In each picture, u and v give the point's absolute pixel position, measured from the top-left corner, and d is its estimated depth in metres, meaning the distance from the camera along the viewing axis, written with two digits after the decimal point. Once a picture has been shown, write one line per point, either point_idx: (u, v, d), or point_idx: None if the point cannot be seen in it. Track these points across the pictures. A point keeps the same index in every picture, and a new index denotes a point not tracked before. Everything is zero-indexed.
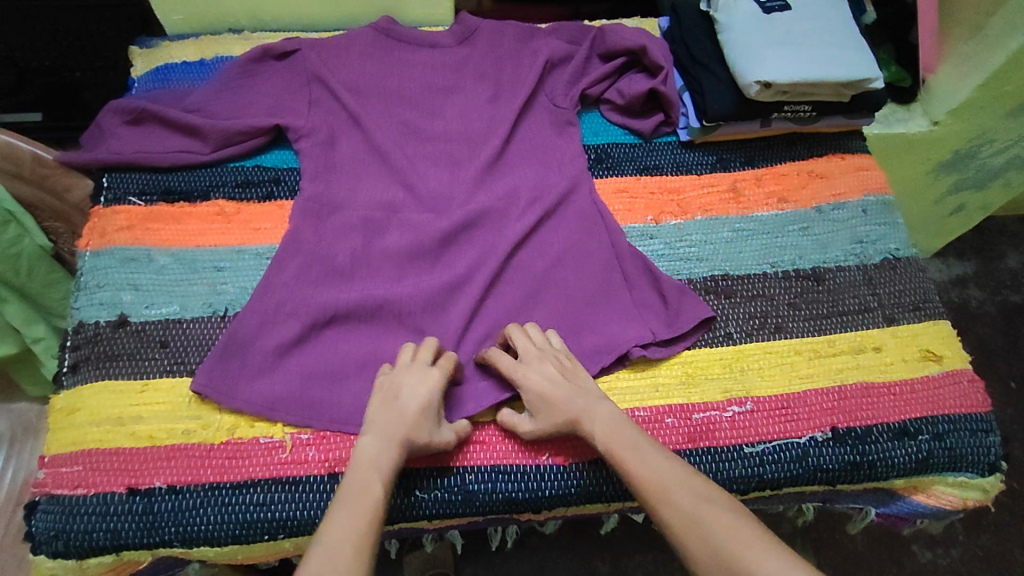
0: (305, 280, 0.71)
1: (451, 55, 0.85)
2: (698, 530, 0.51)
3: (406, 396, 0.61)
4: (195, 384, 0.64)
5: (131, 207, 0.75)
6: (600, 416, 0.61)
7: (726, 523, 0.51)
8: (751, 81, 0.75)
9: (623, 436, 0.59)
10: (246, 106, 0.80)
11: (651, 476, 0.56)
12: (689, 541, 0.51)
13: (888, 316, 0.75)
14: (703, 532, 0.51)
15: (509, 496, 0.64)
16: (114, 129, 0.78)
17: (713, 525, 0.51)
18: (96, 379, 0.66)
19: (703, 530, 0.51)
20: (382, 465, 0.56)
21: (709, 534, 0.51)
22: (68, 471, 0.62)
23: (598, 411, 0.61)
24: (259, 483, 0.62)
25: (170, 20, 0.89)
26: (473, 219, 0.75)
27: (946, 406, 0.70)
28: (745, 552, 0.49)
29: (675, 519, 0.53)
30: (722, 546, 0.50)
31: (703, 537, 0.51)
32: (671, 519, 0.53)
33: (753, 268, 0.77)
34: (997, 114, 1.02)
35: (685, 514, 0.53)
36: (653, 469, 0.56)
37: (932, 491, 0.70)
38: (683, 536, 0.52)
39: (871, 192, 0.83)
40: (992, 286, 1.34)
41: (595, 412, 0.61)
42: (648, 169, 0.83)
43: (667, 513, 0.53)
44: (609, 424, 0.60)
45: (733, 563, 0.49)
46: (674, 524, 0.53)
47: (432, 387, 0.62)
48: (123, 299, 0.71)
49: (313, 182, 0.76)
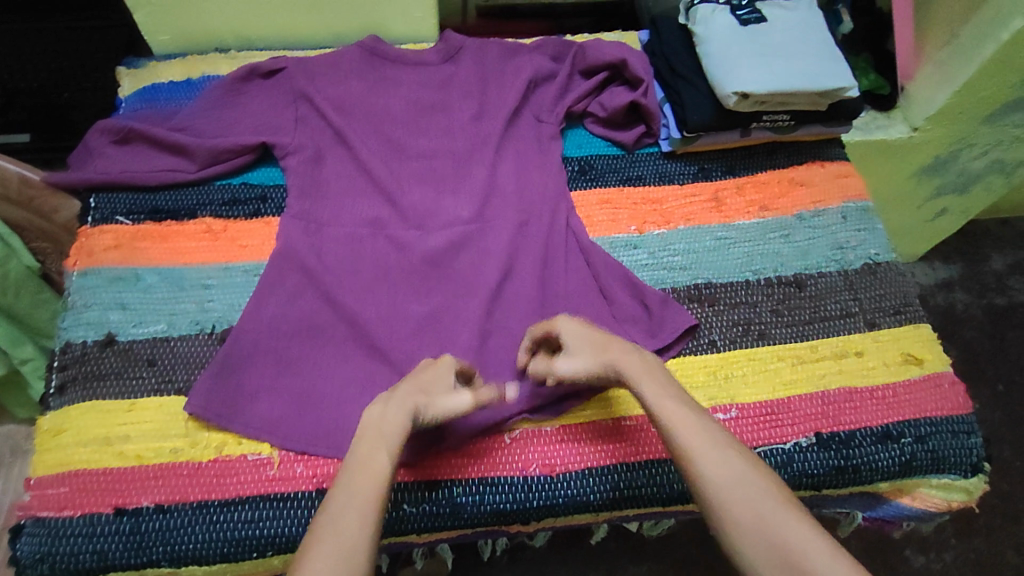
0: (293, 296, 0.72)
1: (435, 72, 0.87)
2: (741, 494, 0.52)
3: (420, 371, 0.63)
4: (190, 406, 0.65)
5: (119, 226, 0.76)
6: (654, 375, 0.61)
7: (767, 490, 0.52)
8: (729, 92, 0.77)
9: (673, 394, 0.59)
10: (232, 125, 0.81)
11: (701, 434, 0.55)
12: (728, 504, 0.51)
13: (869, 320, 0.76)
14: (746, 497, 0.52)
15: (498, 508, 0.64)
16: (102, 149, 0.79)
17: (756, 494, 0.52)
18: (83, 400, 0.66)
19: (746, 497, 0.51)
20: (397, 429, 0.56)
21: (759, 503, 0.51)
22: (54, 492, 0.62)
23: (653, 371, 0.61)
24: (247, 500, 0.62)
25: (157, 40, 0.90)
26: (459, 233, 0.76)
27: (928, 409, 0.71)
28: (786, 522, 0.50)
29: (725, 481, 0.53)
30: (764, 512, 0.51)
31: (746, 504, 0.51)
32: (712, 479, 0.53)
33: (735, 276, 0.78)
34: (974, 120, 1.04)
35: (729, 475, 0.53)
36: (702, 430, 0.56)
37: (917, 494, 0.71)
38: (722, 497, 0.52)
39: (850, 198, 0.84)
40: (978, 289, 1.36)
41: (649, 371, 0.61)
42: (630, 180, 0.84)
43: (708, 473, 0.53)
44: (656, 379, 0.60)
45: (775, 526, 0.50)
46: (716, 485, 0.52)
47: (435, 367, 0.63)
48: (110, 318, 0.71)
49: (300, 200, 0.77)
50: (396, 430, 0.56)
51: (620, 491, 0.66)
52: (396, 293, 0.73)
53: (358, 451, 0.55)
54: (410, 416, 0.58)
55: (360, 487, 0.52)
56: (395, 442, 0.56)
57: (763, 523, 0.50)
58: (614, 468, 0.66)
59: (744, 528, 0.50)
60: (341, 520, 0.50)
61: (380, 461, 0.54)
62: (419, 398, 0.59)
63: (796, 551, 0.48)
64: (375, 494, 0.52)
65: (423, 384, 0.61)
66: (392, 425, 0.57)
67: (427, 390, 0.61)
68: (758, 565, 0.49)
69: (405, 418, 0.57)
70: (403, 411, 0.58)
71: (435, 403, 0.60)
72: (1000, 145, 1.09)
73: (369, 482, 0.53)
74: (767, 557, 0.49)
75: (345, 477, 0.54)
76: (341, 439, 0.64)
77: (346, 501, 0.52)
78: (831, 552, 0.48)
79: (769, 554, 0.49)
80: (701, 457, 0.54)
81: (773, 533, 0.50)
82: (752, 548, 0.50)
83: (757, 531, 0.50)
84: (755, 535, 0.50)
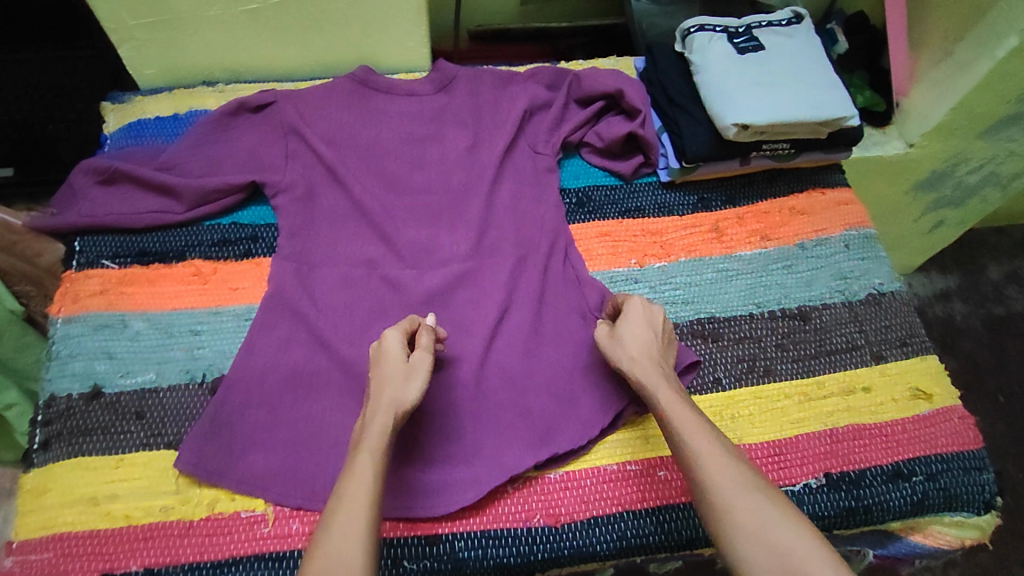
0: (286, 342, 0.70)
1: (429, 103, 0.85)
2: (747, 501, 0.50)
3: (374, 370, 0.60)
4: (181, 463, 0.63)
5: (105, 270, 0.74)
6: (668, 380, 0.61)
7: (770, 500, 0.50)
8: (729, 124, 0.75)
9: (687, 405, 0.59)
10: (220, 162, 0.79)
11: (709, 439, 0.55)
12: (733, 507, 0.50)
13: (875, 353, 0.75)
14: (749, 504, 0.50)
15: (500, 562, 0.62)
16: (86, 190, 0.77)
17: (762, 501, 0.50)
18: (68, 456, 0.64)
19: (751, 502, 0.50)
20: (376, 431, 0.55)
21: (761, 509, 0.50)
22: (39, 558, 0.60)
23: (668, 380, 0.62)
24: (241, 561, 0.60)
25: (142, 74, 0.88)
26: (456, 271, 0.74)
27: (939, 445, 0.70)
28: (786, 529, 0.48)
29: (729, 487, 0.51)
30: (764, 521, 0.49)
31: (751, 508, 0.50)
32: (718, 484, 0.52)
33: (739, 309, 0.77)
34: (970, 135, 1.02)
35: (733, 483, 0.52)
36: (712, 441, 0.55)
37: (929, 531, 0.70)
38: (728, 501, 0.51)
39: (852, 226, 0.83)
40: (976, 300, 1.35)
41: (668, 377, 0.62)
42: (630, 212, 0.83)
43: (715, 478, 0.52)
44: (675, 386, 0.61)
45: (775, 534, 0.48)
46: (723, 489, 0.51)
47: (384, 352, 0.61)
48: (96, 369, 0.68)
49: (293, 240, 0.75)
50: (374, 434, 0.55)
51: (626, 540, 0.64)
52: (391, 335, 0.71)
53: (346, 466, 0.53)
54: (390, 413, 0.56)
55: (352, 493, 0.50)
56: (379, 444, 0.54)
57: (767, 528, 0.49)
58: (620, 517, 0.65)
59: (746, 535, 0.49)
60: (336, 530, 0.48)
61: (366, 467, 0.52)
62: (389, 393, 0.57)
63: (798, 558, 0.47)
64: (370, 499, 0.50)
65: (387, 377, 0.59)
66: (377, 428, 0.55)
67: (389, 380, 0.59)
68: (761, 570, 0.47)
69: (387, 417, 0.56)
70: (382, 413, 0.56)
71: (397, 390, 0.58)
72: (994, 159, 1.07)
73: (361, 487, 0.51)
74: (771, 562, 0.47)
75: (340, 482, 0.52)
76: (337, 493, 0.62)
77: (342, 509, 0.49)
78: (835, 560, 0.46)
79: (771, 563, 0.47)
80: (708, 461, 0.53)
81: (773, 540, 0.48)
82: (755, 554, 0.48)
83: (761, 534, 0.48)
84: (759, 539, 0.48)
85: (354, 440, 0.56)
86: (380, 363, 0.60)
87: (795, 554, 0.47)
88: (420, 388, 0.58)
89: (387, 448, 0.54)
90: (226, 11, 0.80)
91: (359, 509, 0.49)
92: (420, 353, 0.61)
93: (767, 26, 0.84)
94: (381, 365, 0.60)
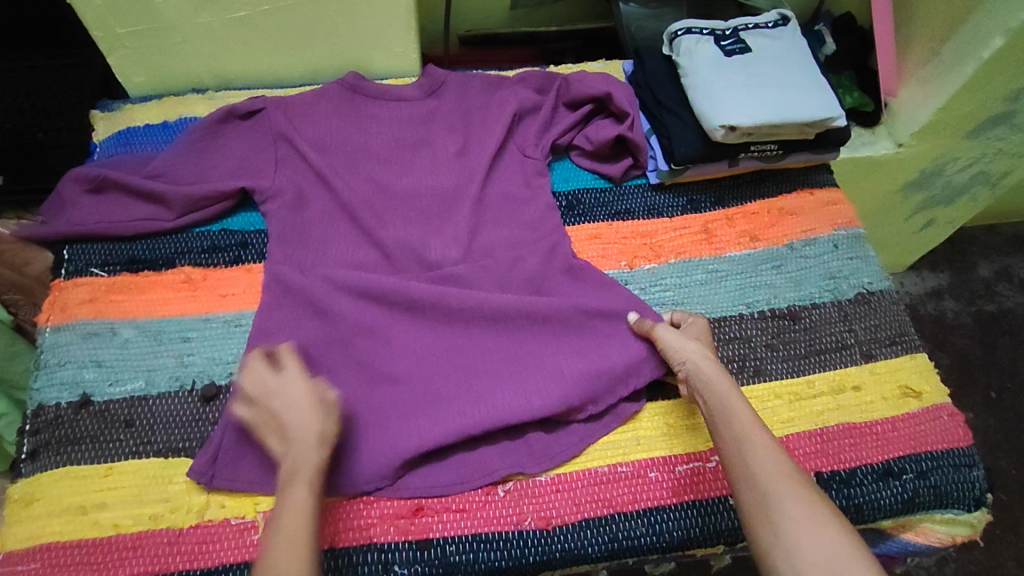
0: (277, 347, 0.70)
1: (418, 108, 0.85)
2: (796, 499, 0.54)
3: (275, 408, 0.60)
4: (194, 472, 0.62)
5: (94, 278, 0.74)
6: (724, 374, 0.64)
7: (816, 501, 0.54)
8: (716, 125, 0.76)
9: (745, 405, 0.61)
10: (209, 169, 0.79)
11: (759, 435, 0.58)
12: (779, 499, 0.54)
13: (865, 352, 0.75)
14: (798, 501, 0.54)
15: (492, 566, 0.62)
16: (75, 198, 0.76)
17: (803, 497, 0.54)
18: (58, 465, 0.64)
19: (795, 496, 0.54)
20: (306, 469, 0.57)
21: (809, 506, 0.53)
22: (26, 567, 0.59)
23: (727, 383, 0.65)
24: (230, 569, 0.60)
25: (131, 82, 0.88)
26: (446, 274, 0.74)
27: (928, 443, 0.70)
28: (830, 526, 0.52)
29: (780, 485, 0.55)
30: (813, 516, 0.53)
31: (795, 502, 0.54)
32: (763, 477, 0.55)
33: (729, 309, 0.77)
34: (958, 135, 1.03)
35: (781, 480, 0.55)
36: (769, 443, 0.58)
37: (921, 529, 0.70)
38: (774, 492, 0.54)
39: (841, 226, 0.84)
40: (967, 297, 1.36)
41: (724, 374, 0.64)
42: (619, 214, 0.83)
43: (768, 476, 0.55)
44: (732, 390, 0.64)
45: (820, 527, 0.52)
46: (775, 484, 0.55)
47: (296, 389, 0.61)
48: (85, 377, 0.68)
49: (283, 246, 0.75)
50: (307, 468, 0.57)
51: (618, 542, 0.64)
52: (381, 338, 0.71)
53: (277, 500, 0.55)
54: (323, 447, 0.58)
55: (291, 531, 0.53)
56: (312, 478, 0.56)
57: (808, 522, 0.52)
58: (611, 518, 0.65)
59: (795, 527, 0.52)
60: (283, 564, 0.51)
61: (301, 500, 0.55)
62: (318, 427, 0.59)
63: (839, 555, 0.50)
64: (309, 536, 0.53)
65: (302, 411, 0.59)
66: (310, 465, 0.57)
67: (302, 416, 0.59)
68: (801, 558, 0.51)
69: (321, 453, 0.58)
70: (312, 448, 0.58)
71: (318, 423, 0.59)
72: (983, 158, 1.08)
73: (300, 525, 0.53)
74: (811, 553, 0.51)
75: (281, 517, 0.54)
76: (335, 486, 0.63)
77: (281, 542, 0.52)
78: (870, 560, 0.50)
79: (815, 553, 0.51)
80: (756, 456, 0.57)
81: (819, 533, 0.52)
82: (798, 543, 0.51)
83: (805, 526, 0.52)
84: (803, 531, 0.52)
85: (282, 475, 0.57)
86: (289, 398, 0.60)
87: (833, 546, 0.51)
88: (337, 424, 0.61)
89: (321, 481, 0.57)
90: (215, 18, 0.80)
91: (298, 547, 0.52)
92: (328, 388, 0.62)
93: (754, 28, 0.85)
94: (291, 399, 0.60)
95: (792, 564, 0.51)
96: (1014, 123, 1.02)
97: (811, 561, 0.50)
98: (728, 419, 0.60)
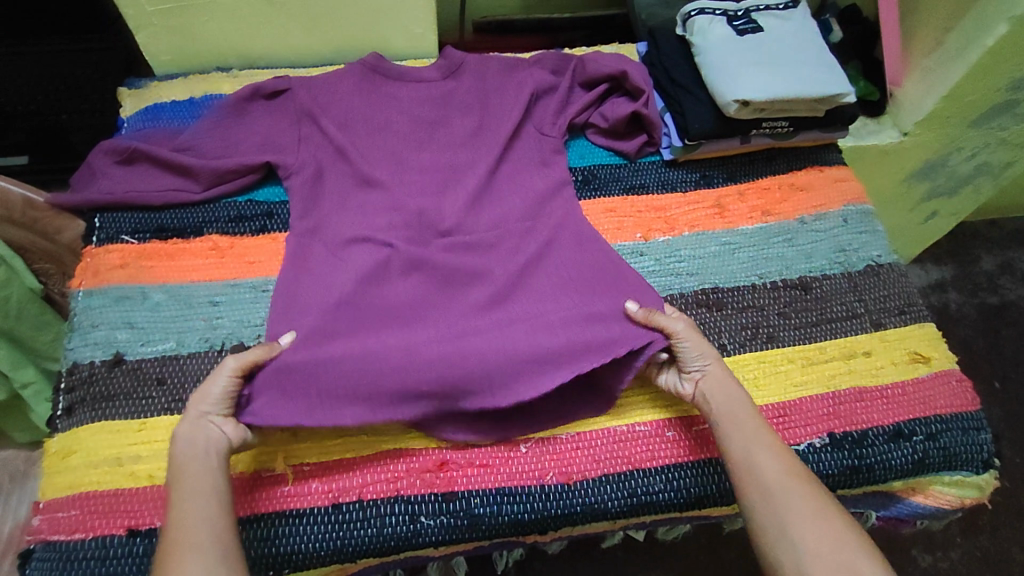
0: (300, 307, 0.70)
1: (437, 88, 0.88)
2: (802, 498, 0.56)
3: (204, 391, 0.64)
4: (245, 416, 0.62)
5: (125, 245, 0.76)
6: (732, 381, 0.65)
7: (821, 498, 0.57)
8: (729, 100, 0.78)
9: (750, 409, 0.63)
10: (236, 143, 0.81)
11: (766, 437, 0.60)
12: (785, 497, 0.56)
13: (875, 321, 0.77)
14: (803, 501, 0.56)
15: (515, 518, 0.64)
16: (106, 169, 0.78)
17: (808, 493, 0.57)
18: (92, 421, 0.66)
19: (800, 496, 0.56)
20: (190, 455, 0.57)
21: (812, 501, 0.56)
22: (66, 515, 0.62)
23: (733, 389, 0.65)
24: (263, 518, 0.63)
25: (158, 60, 0.90)
26: (464, 244, 0.76)
27: (937, 406, 0.72)
28: (832, 521, 0.55)
29: (785, 485, 0.57)
30: (817, 513, 0.55)
31: (802, 498, 0.56)
32: (769, 476, 0.58)
33: (742, 280, 0.79)
34: (961, 124, 1.05)
35: (787, 481, 0.57)
36: (774, 446, 0.60)
37: (931, 491, 0.72)
38: (780, 491, 0.57)
39: (851, 202, 0.86)
40: (970, 289, 1.38)
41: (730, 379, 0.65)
42: (634, 188, 0.85)
43: (774, 476, 0.58)
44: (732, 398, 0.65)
45: (824, 522, 0.55)
46: (782, 484, 0.57)
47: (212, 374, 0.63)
48: (118, 337, 0.70)
49: (307, 216, 0.77)
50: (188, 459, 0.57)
51: (636, 497, 0.66)
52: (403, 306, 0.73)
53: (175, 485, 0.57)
54: (190, 428, 0.59)
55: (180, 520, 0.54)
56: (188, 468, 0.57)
57: (813, 519, 0.55)
58: (631, 475, 0.67)
59: (801, 526, 0.55)
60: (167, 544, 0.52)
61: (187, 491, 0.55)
62: (197, 409, 0.60)
63: (843, 549, 0.53)
64: (212, 523, 0.54)
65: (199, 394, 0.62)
66: (192, 452, 0.58)
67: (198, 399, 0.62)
68: (804, 554, 0.54)
69: (211, 430, 0.59)
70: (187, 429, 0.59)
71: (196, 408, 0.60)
72: (987, 147, 1.10)
73: (197, 511, 0.54)
74: (816, 549, 0.53)
75: (183, 504, 0.54)
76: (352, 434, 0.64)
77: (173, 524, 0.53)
78: (871, 551, 0.54)
79: (821, 548, 0.53)
80: (763, 456, 0.59)
81: (824, 528, 0.54)
82: (801, 538, 0.54)
83: (808, 522, 0.55)
84: (808, 528, 0.54)
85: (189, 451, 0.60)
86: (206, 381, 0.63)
87: (834, 542, 0.54)
88: (226, 406, 0.61)
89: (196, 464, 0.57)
90: None
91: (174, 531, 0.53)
92: (228, 365, 0.62)
93: (765, 10, 0.87)
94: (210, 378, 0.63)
95: (796, 558, 0.54)
96: (1016, 113, 1.04)
97: (815, 555, 0.53)
98: (735, 421, 0.62)
